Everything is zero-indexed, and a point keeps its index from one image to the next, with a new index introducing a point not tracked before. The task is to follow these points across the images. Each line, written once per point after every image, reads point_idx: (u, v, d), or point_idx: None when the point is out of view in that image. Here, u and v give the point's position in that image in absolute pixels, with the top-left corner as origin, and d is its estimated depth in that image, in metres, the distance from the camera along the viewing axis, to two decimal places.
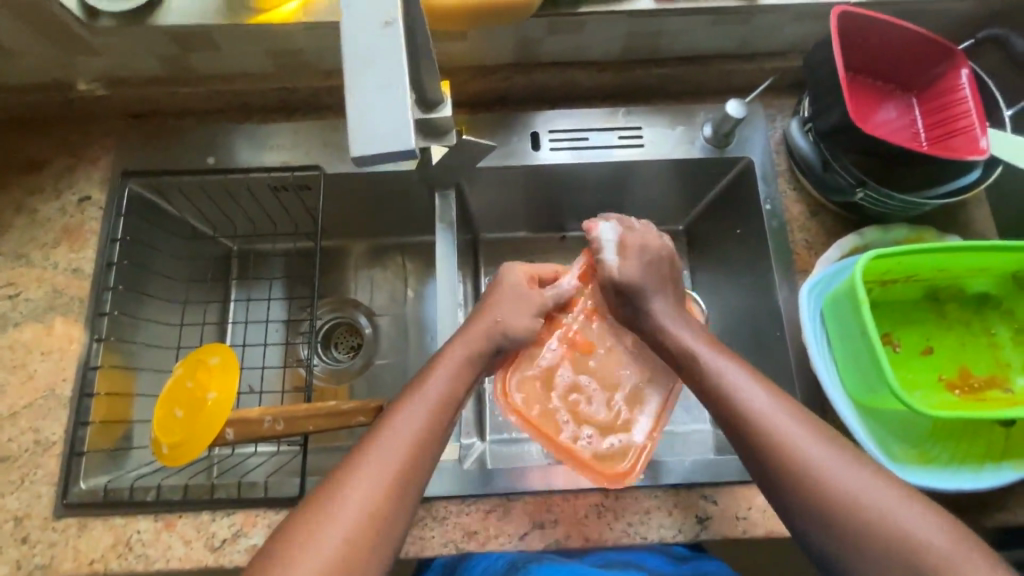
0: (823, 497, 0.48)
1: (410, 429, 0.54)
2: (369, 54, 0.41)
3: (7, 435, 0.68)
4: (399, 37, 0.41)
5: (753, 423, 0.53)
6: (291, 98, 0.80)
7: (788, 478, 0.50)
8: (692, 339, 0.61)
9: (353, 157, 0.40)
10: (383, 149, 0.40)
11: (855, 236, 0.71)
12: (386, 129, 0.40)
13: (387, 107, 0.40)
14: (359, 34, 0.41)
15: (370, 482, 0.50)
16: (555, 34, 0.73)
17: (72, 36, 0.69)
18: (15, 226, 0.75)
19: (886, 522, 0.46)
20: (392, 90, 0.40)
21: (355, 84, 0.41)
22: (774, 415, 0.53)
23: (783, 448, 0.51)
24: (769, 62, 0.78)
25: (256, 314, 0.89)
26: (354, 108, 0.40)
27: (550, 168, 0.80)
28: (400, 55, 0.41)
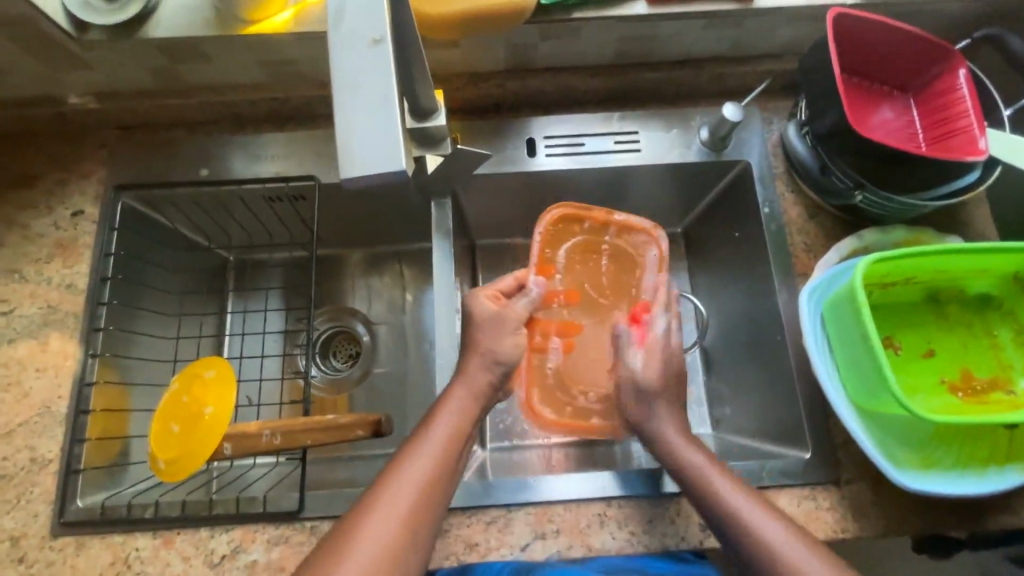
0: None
1: (422, 466, 0.54)
2: (357, 73, 0.41)
3: (2, 453, 0.68)
4: (388, 56, 0.41)
5: (715, 501, 0.54)
6: (285, 108, 0.80)
7: (750, 558, 0.50)
8: (665, 408, 0.61)
9: (342, 177, 0.40)
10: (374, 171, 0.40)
11: (854, 239, 0.70)
12: (376, 151, 0.40)
13: (377, 128, 0.40)
14: (347, 52, 0.41)
15: (383, 522, 0.50)
16: (549, 40, 0.72)
17: (61, 50, 0.69)
18: (8, 242, 0.75)
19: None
20: (381, 110, 0.40)
21: (344, 105, 0.41)
22: (733, 493, 0.53)
23: (744, 527, 0.51)
24: (764, 64, 0.78)
25: (253, 325, 0.88)
26: (343, 129, 0.41)
27: (546, 174, 0.79)
28: (388, 72, 0.41)
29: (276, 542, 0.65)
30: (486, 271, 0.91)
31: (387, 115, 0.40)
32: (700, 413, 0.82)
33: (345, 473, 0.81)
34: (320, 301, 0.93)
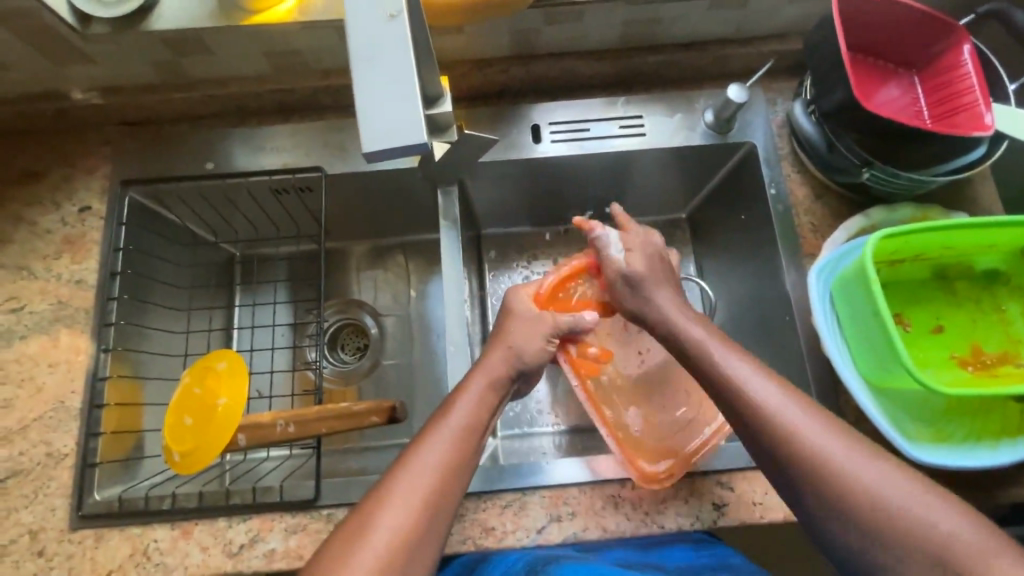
0: (829, 482, 0.47)
1: (438, 454, 0.54)
2: (375, 49, 0.40)
3: (18, 449, 0.68)
4: (404, 29, 0.41)
5: (751, 406, 0.52)
6: (289, 100, 0.80)
7: (790, 461, 0.49)
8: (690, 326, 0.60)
9: (364, 153, 0.39)
10: (396, 142, 0.39)
11: (862, 218, 0.70)
12: (398, 122, 0.39)
13: (397, 100, 0.39)
14: (365, 30, 0.41)
15: (400, 508, 0.50)
16: (553, 24, 0.72)
17: (64, 44, 0.68)
18: (16, 239, 0.75)
19: (895, 510, 0.44)
20: (402, 84, 0.40)
21: (363, 78, 0.40)
22: (769, 397, 0.51)
23: (784, 429, 0.49)
24: (769, 45, 0.78)
25: (262, 319, 0.89)
26: (363, 103, 0.40)
27: (552, 160, 0.79)
28: (406, 48, 0.40)
29: (294, 531, 0.65)
30: (492, 259, 0.92)
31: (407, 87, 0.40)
32: None
33: (357, 463, 0.82)
34: (327, 293, 0.93)
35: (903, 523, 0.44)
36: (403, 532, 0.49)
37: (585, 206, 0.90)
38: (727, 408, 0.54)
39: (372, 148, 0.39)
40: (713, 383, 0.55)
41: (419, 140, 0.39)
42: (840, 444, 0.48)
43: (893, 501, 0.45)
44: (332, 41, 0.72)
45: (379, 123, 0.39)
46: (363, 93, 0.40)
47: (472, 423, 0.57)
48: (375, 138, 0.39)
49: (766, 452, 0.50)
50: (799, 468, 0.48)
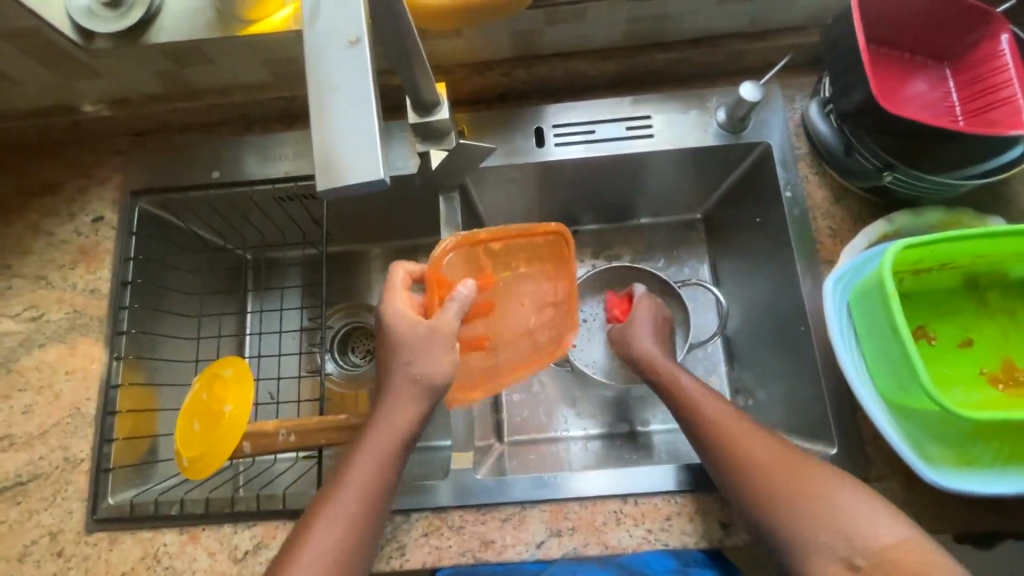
0: (778, 501, 0.52)
1: (365, 473, 0.55)
2: (334, 79, 0.38)
3: (38, 453, 0.70)
4: (366, 55, 0.38)
5: (713, 437, 0.58)
6: (292, 107, 0.80)
7: (745, 482, 0.54)
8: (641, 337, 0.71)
9: (320, 190, 0.38)
10: (350, 178, 0.37)
11: (885, 222, 0.66)
12: (354, 158, 0.37)
13: (357, 132, 0.37)
14: (325, 55, 0.39)
15: (328, 529, 0.52)
16: (554, 24, 0.69)
17: (71, 58, 0.70)
18: (34, 249, 0.77)
19: (837, 527, 0.49)
20: (361, 116, 0.37)
21: (322, 112, 0.38)
22: (698, 392, 0.62)
23: (732, 456, 0.56)
24: (786, 39, 0.73)
25: (271, 325, 0.90)
26: (321, 133, 0.38)
27: (556, 163, 0.77)
28: (366, 78, 0.38)
29: None
30: None
31: (366, 119, 0.37)
32: None
33: None
34: (335, 297, 0.94)
35: (842, 536, 0.49)
36: (326, 558, 0.51)
37: (596, 207, 0.87)
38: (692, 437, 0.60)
39: (326, 185, 0.37)
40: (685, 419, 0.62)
41: (374, 177, 0.37)
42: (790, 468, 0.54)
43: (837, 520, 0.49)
44: None
45: (336, 160, 0.37)
46: (321, 127, 0.38)
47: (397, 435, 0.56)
48: (331, 172, 0.37)
49: (726, 478, 0.56)
50: (752, 493, 0.54)
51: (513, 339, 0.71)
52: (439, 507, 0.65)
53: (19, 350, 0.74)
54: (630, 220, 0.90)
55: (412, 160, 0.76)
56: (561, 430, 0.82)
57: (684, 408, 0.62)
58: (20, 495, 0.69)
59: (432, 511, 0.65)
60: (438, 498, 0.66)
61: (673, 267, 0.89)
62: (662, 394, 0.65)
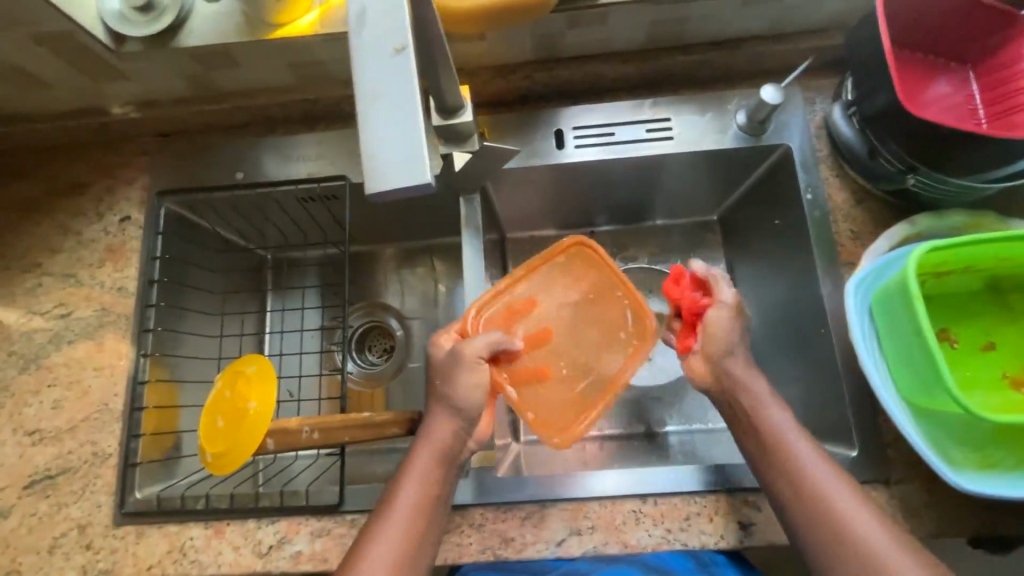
0: (835, 535, 0.51)
1: (420, 484, 0.56)
2: (381, 82, 0.39)
3: (67, 447, 0.72)
4: (412, 62, 0.39)
5: (782, 466, 0.55)
6: (314, 109, 0.81)
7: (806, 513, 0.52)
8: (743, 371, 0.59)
9: (366, 191, 0.39)
10: (399, 184, 0.38)
11: (907, 225, 0.66)
12: (400, 162, 0.38)
13: (404, 140, 0.38)
14: (372, 61, 0.39)
15: (389, 538, 0.53)
16: (576, 28, 0.70)
17: (101, 62, 0.71)
18: (63, 248, 0.79)
19: (887, 574, 0.48)
20: (408, 120, 0.38)
21: (369, 115, 0.39)
22: (790, 439, 0.55)
23: (806, 488, 0.53)
24: (806, 41, 0.73)
25: (291, 323, 0.91)
26: (367, 139, 0.39)
27: (576, 165, 0.77)
28: (412, 82, 0.39)
29: (319, 534, 0.67)
30: (517, 264, 0.91)
31: (412, 127, 0.38)
32: None
33: (382, 466, 0.83)
34: (353, 296, 0.95)
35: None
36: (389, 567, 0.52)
37: (613, 209, 0.88)
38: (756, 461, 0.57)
39: (375, 191, 0.38)
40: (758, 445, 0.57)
41: (422, 183, 0.38)
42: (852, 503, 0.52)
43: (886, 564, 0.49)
44: None
45: (383, 163, 0.38)
46: (368, 129, 0.39)
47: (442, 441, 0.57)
48: (379, 179, 0.39)
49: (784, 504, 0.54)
50: (811, 524, 0.52)
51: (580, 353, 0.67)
52: (460, 505, 0.66)
53: (48, 346, 0.75)
54: (646, 221, 0.91)
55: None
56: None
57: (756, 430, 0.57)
58: (49, 488, 0.71)
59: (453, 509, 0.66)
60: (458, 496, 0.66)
61: None
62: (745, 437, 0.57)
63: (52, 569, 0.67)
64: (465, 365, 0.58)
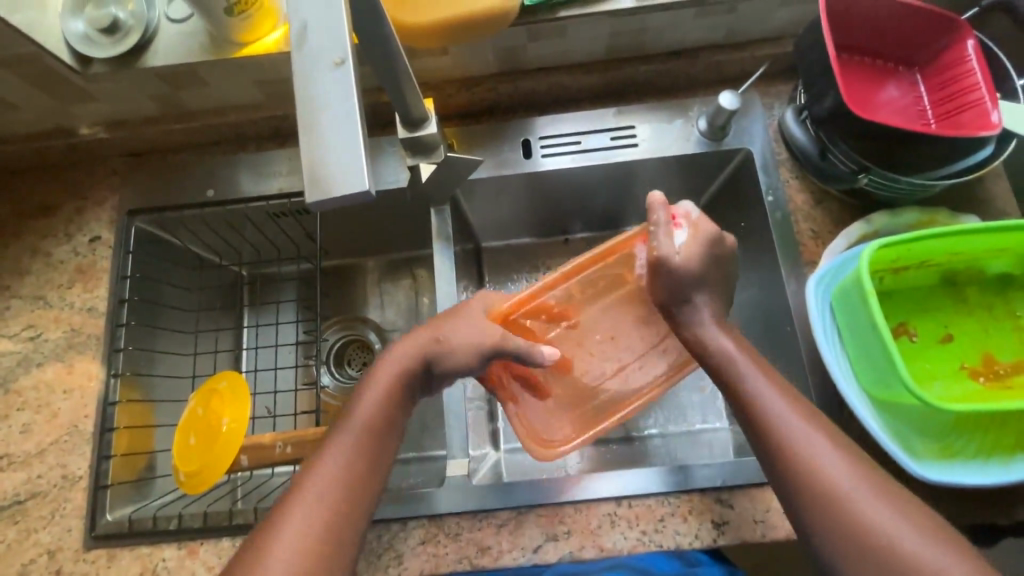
0: (795, 462, 0.50)
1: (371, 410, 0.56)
2: (322, 98, 0.40)
3: (36, 472, 0.71)
4: (351, 75, 0.40)
5: (755, 410, 0.53)
6: (283, 125, 0.82)
7: (799, 487, 0.49)
8: (713, 337, 0.59)
9: (309, 205, 0.39)
10: (335, 195, 0.38)
11: (864, 223, 0.68)
12: (341, 173, 0.38)
13: (343, 151, 0.39)
14: (314, 74, 0.40)
15: (328, 462, 0.52)
16: (537, 40, 0.72)
17: (67, 83, 0.72)
18: (32, 269, 0.78)
19: (857, 507, 0.47)
20: (348, 133, 0.39)
21: (310, 131, 0.40)
22: (786, 416, 0.52)
23: (769, 419, 0.52)
24: (761, 50, 0.76)
25: (267, 339, 0.90)
26: (308, 149, 0.39)
27: (545, 173, 0.79)
28: (352, 95, 0.40)
29: None
30: (492, 273, 0.91)
31: (352, 138, 0.39)
32: (710, 408, 0.83)
33: None
34: (330, 310, 0.95)
35: (879, 538, 0.45)
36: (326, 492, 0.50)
37: (585, 217, 0.89)
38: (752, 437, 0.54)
39: (313, 201, 0.38)
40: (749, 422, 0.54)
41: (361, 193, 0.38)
42: (850, 471, 0.48)
43: (859, 499, 0.47)
44: None
45: (324, 176, 0.38)
46: (310, 145, 0.40)
47: (391, 392, 0.57)
48: (320, 190, 0.39)
49: (761, 450, 0.53)
50: (807, 494, 0.49)
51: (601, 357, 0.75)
52: (436, 514, 0.66)
53: (17, 370, 0.75)
54: (620, 227, 0.92)
55: (404, 172, 0.78)
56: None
57: (740, 393, 0.55)
58: (18, 514, 0.69)
59: (430, 519, 0.66)
60: (434, 505, 0.66)
61: None
62: (736, 404, 0.55)
63: None
64: None
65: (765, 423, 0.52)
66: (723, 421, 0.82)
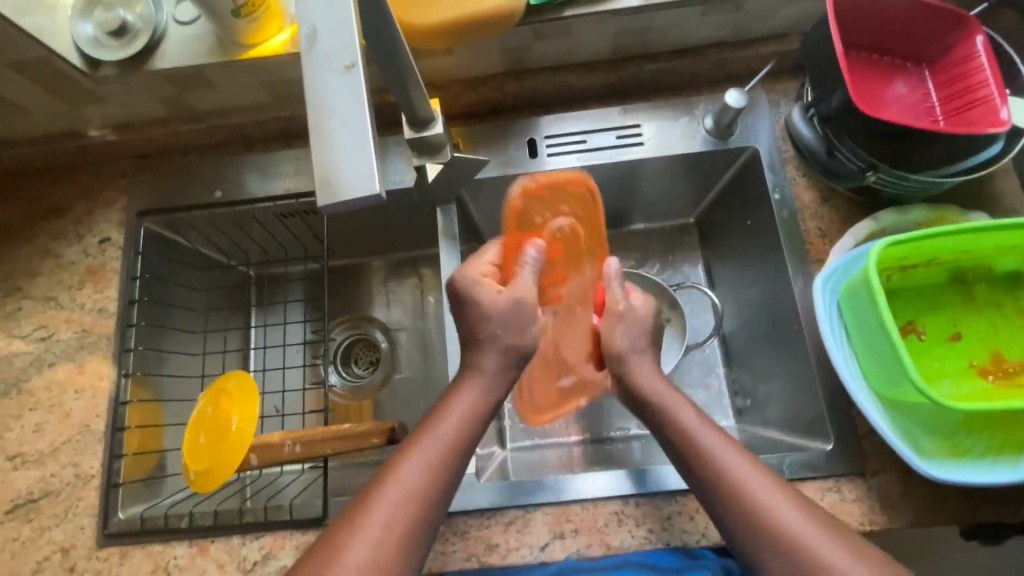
0: (715, 479, 0.54)
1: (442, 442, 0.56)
2: (331, 101, 0.40)
3: (49, 471, 0.72)
4: (360, 77, 0.40)
5: (679, 434, 0.58)
6: (290, 126, 0.82)
7: (751, 528, 0.51)
8: (641, 368, 0.64)
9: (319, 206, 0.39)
10: (346, 198, 0.38)
11: (871, 221, 0.68)
12: (351, 175, 0.38)
13: (353, 154, 0.39)
14: (324, 77, 0.41)
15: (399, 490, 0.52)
16: (542, 40, 0.72)
17: (76, 86, 0.72)
18: (43, 271, 0.79)
19: (772, 517, 0.51)
20: (357, 135, 0.39)
21: (320, 133, 0.40)
22: (706, 438, 0.57)
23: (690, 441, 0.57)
24: (767, 47, 0.75)
25: (274, 338, 0.91)
26: (319, 153, 0.40)
27: (551, 173, 0.79)
28: (361, 97, 0.40)
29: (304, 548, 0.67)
30: None
31: (362, 141, 0.39)
32: (716, 405, 0.82)
33: None
34: (337, 309, 0.95)
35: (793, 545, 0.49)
36: (394, 519, 0.50)
37: None
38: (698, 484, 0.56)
39: (324, 204, 0.39)
40: (696, 470, 0.56)
41: (372, 195, 0.38)
42: (764, 485, 0.53)
43: (776, 509, 0.51)
44: None
45: (335, 177, 0.38)
46: (320, 147, 0.40)
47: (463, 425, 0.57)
48: (331, 192, 0.39)
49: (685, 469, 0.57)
50: (737, 516, 0.52)
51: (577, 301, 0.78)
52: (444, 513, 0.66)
53: (29, 370, 0.76)
54: (626, 226, 0.93)
55: (409, 172, 0.79)
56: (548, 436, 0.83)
57: (664, 419, 0.60)
58: (31, 513, 0.70)
59: None
60: None
61: (668, 270, 0.92)
62: (660, 429, 0.61)
63: None
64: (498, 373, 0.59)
65: (689, 444, 0.57)
66: (730, 417, 0.81)
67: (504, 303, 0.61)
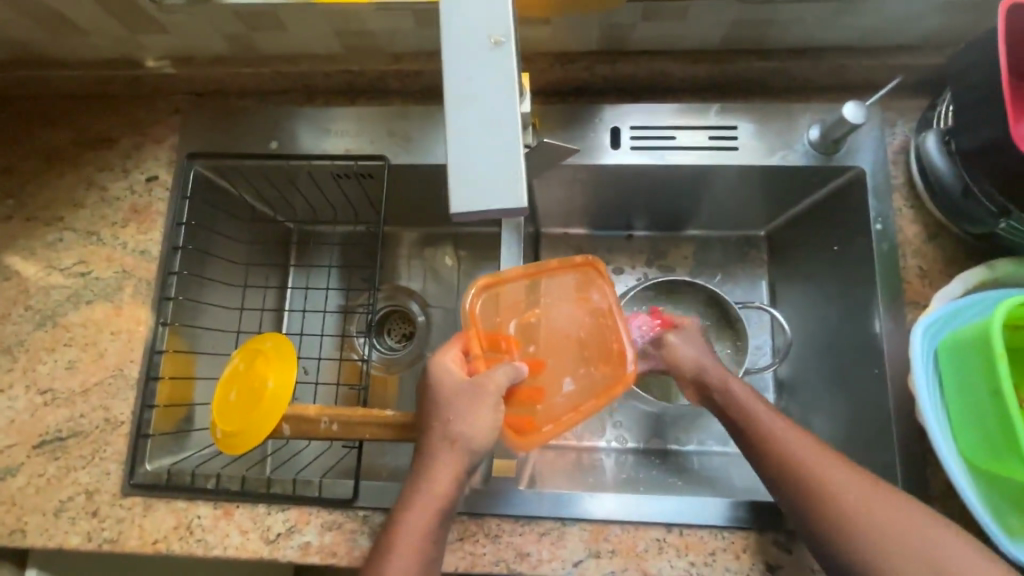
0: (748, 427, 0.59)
1: (449, 468, 0.54)
2: (476, 97, 0.40)
3: (79, 411, 0.70)
4: (507, 70, 0.40)
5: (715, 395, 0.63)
6: (357, 81, 0.76)
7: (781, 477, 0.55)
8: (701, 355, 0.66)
9: (453, 211, 0.40)
10: (489, 207, 0.39)
11: (985, 269, 0.61)
12: (494, 182, 0.39)
13: (497, 157, 0.39)
14: (468, 75, 0.40)
15: (420, 512, 0.52)
16: (649, 20, 0.65)
17: (140, 12, 0.67)
18: (86, 203, 0.76)
19: (788, 451, 0.55)
20: (503, 139, 0.40)
21: (460, 131, 0.40)
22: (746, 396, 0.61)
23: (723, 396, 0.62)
24: (894, 59, 0.68)
25: (315, 302, 0.88)
26: (459, 153, 0.40)
27: (629, 169, 0.73)
28: (508, 98, 0.40)
29: (329, 527, 0.65)
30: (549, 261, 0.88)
31: (507, 147, 0.40)
32: None
33: (394, 461, 0.80)
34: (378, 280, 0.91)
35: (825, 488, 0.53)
36: (422, 538, 0.52)
37: (652, 215, 0.84)
38: (755, 459, 0.57)
39: (467, 212, 0.39)
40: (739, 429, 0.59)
41: (516, 206, 0.39)
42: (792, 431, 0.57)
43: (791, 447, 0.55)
44: (409, 23, 0.68)
45: (476, 181, 0.39)
46: (459, 146, 0.40)
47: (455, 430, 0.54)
48: (469, 195, 0.39)
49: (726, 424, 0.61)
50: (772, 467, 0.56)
51: (561, 345, 0.65)
52: (476, 513, 0.64)
53: (66, 305, 0.73)
54: (683, 230, 0.87)
55: None
56: (581, 438, 0.81)
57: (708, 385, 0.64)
58: (59, 451, 0.69)
59: (469, 516, 0.64)
60: (475, 503, 0.64)
61: (728, 283, 0.85)
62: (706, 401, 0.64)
63: (56, 533, 0.66)
64: (485, 400, 0.55)
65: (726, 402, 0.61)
66: None
67: (462, 385, 0.55)
